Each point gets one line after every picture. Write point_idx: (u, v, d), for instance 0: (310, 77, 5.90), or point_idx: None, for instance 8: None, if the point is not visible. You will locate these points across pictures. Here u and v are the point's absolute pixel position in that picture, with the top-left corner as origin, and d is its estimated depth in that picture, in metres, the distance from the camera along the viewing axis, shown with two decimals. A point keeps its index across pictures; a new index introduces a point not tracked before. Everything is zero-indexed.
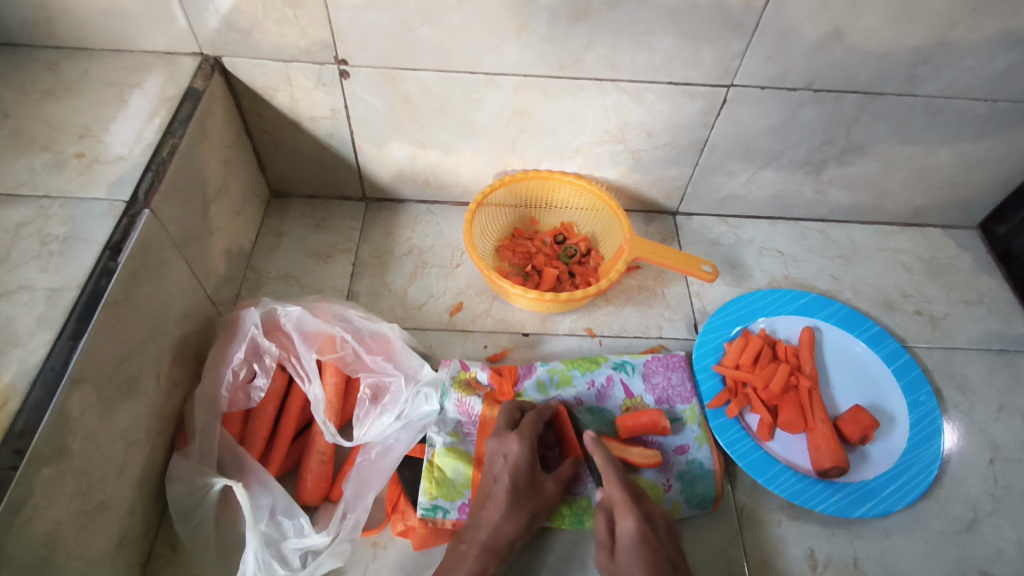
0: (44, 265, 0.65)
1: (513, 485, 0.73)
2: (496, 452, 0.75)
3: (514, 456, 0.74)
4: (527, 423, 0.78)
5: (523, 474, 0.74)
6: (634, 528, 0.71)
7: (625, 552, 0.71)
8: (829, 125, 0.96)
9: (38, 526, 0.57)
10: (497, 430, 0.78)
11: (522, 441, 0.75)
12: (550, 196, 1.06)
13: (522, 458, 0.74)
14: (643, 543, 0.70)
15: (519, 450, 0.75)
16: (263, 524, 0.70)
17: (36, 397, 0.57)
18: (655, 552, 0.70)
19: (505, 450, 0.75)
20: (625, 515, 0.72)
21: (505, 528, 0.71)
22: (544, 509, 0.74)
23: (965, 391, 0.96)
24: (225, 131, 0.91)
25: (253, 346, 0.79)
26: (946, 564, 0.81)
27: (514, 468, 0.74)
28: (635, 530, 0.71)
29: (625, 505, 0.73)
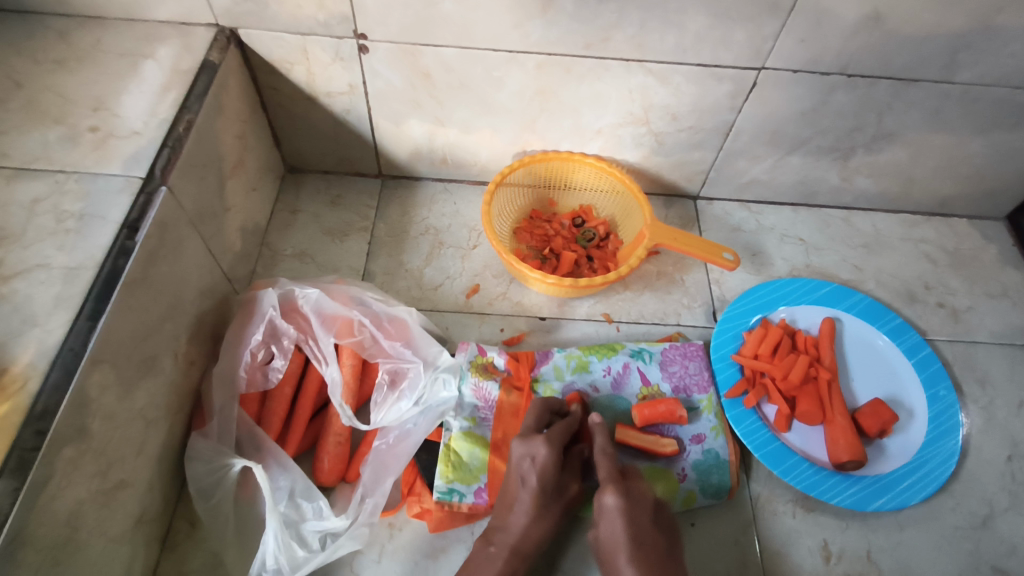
0: (61, 242, 0.64)
1: (543, 490, 0.73)
2: (522, 454, 0.74)
3: (541, 460, 0.73)
4: (557, 427, 0.76)
5: (550, 478, 0.73)
6: (611, 506, 0.71)
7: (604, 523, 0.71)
8: (860, 111, 0.93)
9: (60, 505, 0.57)
10: (524, 431, 0.77)
11: (550, 445, 0.73)
12: (569, 177, 1.04)
13: (549, 462, 0.73)
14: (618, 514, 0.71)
15: (547, 454, 0.73)
16: (282, 505, 0.70)
17: (56, 378, 0.56)
18: (636, 524, 0.70)
19: (531, 453, 0.73)
20: (604, 490, 0.72)
21: (531, 533, 0.72)
22: (564, 510, 0.75)
23: (985, 386, 0.95)
24: (241, 105, 0.89)
25: (271, 328, 0.78)
26: (960, 559, 0.81)
27: (541, 471, 0.73)
28: (610, 504, 0.71)
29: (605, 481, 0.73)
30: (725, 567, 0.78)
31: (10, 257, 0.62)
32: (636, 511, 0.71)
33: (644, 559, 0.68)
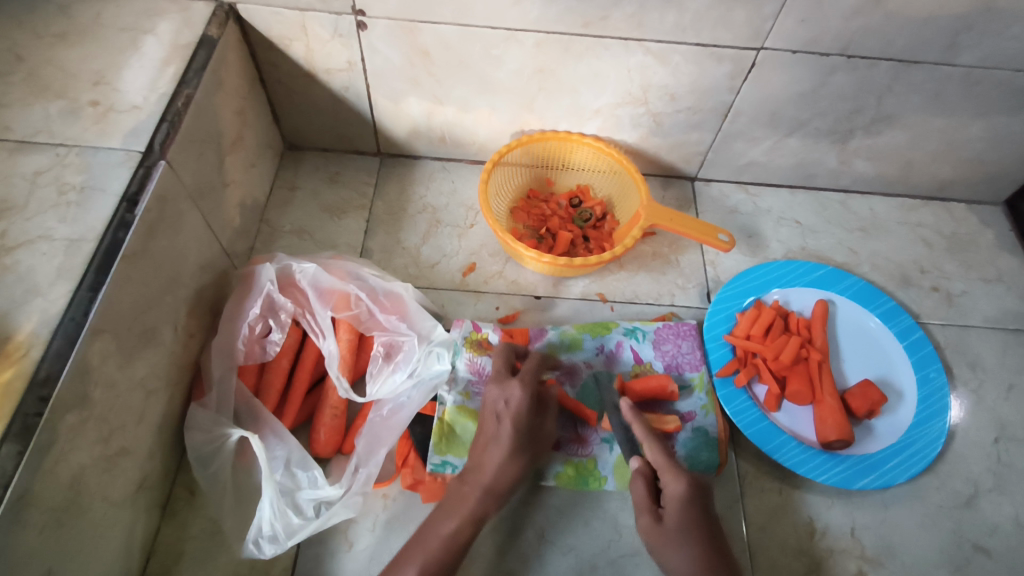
0: (63, 215, 0.65)
1: (515, 429, 0.74)
2: (497, 398, 0.75)
3: (514, 401, 0.75)
4: (527, 370, 0.78)
5: (524, 421, 0.74)
6: (681, 492, 0.70)
7: (671, 513, 0.70)
8: (860, 93, 0.93)
9: (63, 469, 0.58)
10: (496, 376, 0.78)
11: (524, 387, 0.75)
12: (567, 157, 1.04)
13: (522, 403, 0.74)
14: (691, 505, 0.69)
15: (521, 397, 0.75)
16: (278, 474, 0.72)
17: (58, 346, 0.58)
18: (698, 513, 0.69)
19: (506, 396, 0.75)
20: (670, 478, 0.71)
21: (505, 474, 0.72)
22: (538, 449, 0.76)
23: (976, 369, 0.96)
24: (240, 81, 0.89)
25: (269, 301, 0.80)
26: (942, 537, 0.83)
27: (515, 415, 0.74)
28: (685, 494, 0.70)
29: (672, 470, 0.71)
30: None
31: (13, 229, 0.64)
32: (697, 501, 0.70)
33: (705, 550, 0.67)
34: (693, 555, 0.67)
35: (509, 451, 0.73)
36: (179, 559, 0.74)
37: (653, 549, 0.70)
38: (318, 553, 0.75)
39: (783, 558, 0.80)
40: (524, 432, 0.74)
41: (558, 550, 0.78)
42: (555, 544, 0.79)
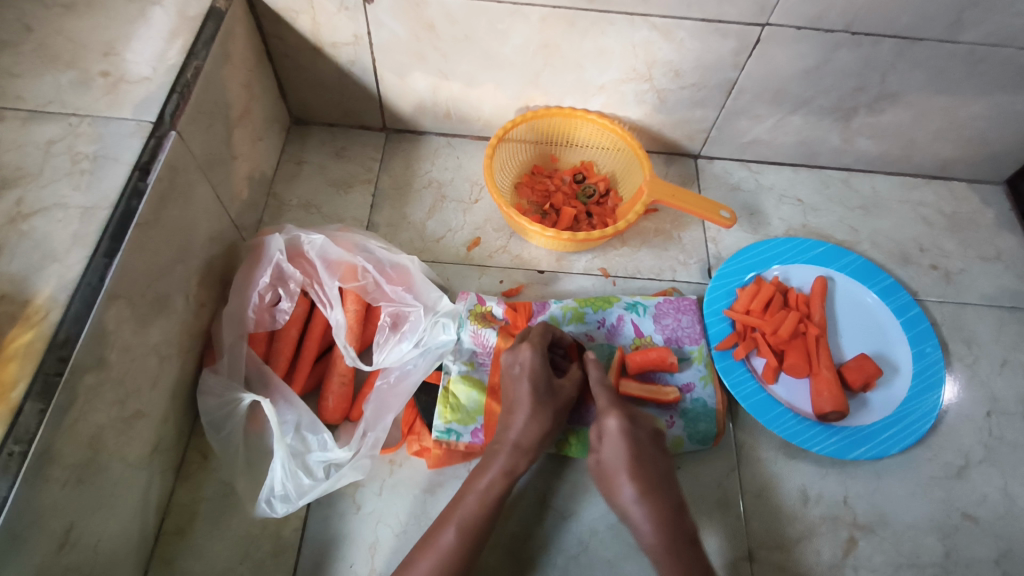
0: (77, 183, 0.66)
1: (535, 389, 0.76)
2: (511, 362, 0.78)
3: (528, 362, 0.77)
4: (534, 334, 0.81)
5: (541, 377, 0.76)
6: (615, 426, 0.75)
7: (607, 447, 0.75)
8: (864, 70, 0.93)
9: (83, 428, 0.61)
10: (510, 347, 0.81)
11: (534, 349, 0.78)
12: (571, 134, 1.05)
13: (536, 364, 0.77)
14: (625, 437, 0.74)
15: (533, 356, 0.77)
16: (289, 437, 0.74)
17: (76, 309, 0.60)
18: (633, 445, 0.74)
19: (519, 359, 0.78)
20: (607, 415, 0.76)
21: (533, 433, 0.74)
22: (563, 409, 0.77)
23: (971, 345, 0.97)
24: (247, 54, 0.90)
25: (278, 272, 0.81)
26: (932, 506, 0.85)
27: (531, 372, 0.76)
28: (620, 428, 0.75)
29: (609, 406, 0.76)
30: (707, 507, 0.82)
31: (28, 196, 0.65)
32: (634, 433, 0.75)
33: (638, 477, 0.72)
34: (628, 481, 0.72)
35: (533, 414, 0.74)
36: (193, 519, 0.76)
37: (599, 482, 0.76)
38: (327, 515, 0.78)
39: (777, 525, 0.82)
40: (545, 391, 0.76)
41: (559, 514, 0.81)
42: (555, 509, 0.81)
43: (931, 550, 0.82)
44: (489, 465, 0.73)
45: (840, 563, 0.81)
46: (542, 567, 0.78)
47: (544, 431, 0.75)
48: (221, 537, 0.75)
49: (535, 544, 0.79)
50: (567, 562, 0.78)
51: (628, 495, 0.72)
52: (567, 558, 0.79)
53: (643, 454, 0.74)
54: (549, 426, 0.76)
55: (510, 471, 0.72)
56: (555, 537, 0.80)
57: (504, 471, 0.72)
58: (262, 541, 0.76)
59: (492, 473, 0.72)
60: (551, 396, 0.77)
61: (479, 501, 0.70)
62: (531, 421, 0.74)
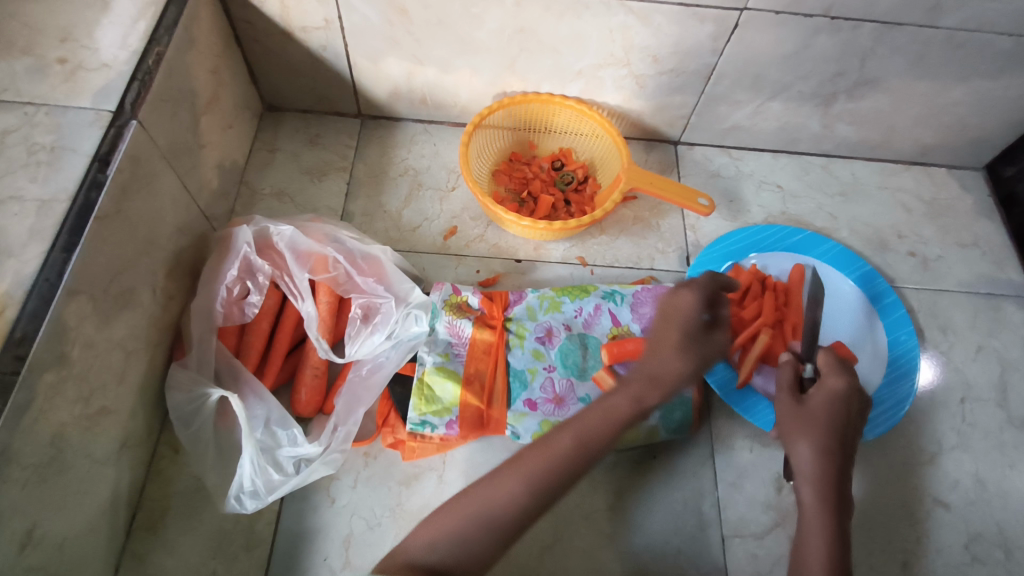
0: (33, 174, 0.64)
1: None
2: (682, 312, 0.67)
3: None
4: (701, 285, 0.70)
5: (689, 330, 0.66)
6: (841, 387, 0.71)
7: (827, 405, 0.70)
8: (843, 56, 0.92)
9: (44, 427, 0.59)
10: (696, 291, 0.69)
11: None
12: (549, 120, 1.04)
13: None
14: (842, 399, 0.70)
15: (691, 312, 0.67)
16: (258, 432, 0.73)
17: (33, 306, 0.58)
18: (840, 410, 0.70)
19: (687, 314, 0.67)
20: (833, 374, 0.71)
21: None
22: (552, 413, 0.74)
23: (946, 332, 0.98)
24: (214, 39, 0.88)
25: (246, 264, 0.80)
26: (905, 492, 0.86)
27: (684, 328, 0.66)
28: (840, 390, 0.70)
29: (834, 365, 0.72)
30: (681, 496, 0.83)
31: None
32: (849, 401, 0.70)
33: (829, 445, 0.68)
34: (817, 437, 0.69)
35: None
36: (165, 515, 0.76)
37: (782, 417, 0.72)
38: (300, 509, 0.77)
39: (752, 512, 0.83)
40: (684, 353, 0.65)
41: None
42: None
43: (902, 536, 0.83)
44: None
45: None
46: (517, 557, 0.78)
47: None
48: (193, 532, 0.75)
49: None
50: (543, 552, 0.79)
51: (808, 452, 0.69)
52: (543, 548, 0.79)
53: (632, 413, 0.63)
54: None
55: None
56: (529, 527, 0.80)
57: None
58: (235, 535, 0.75)
59: None
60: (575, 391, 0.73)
61: None
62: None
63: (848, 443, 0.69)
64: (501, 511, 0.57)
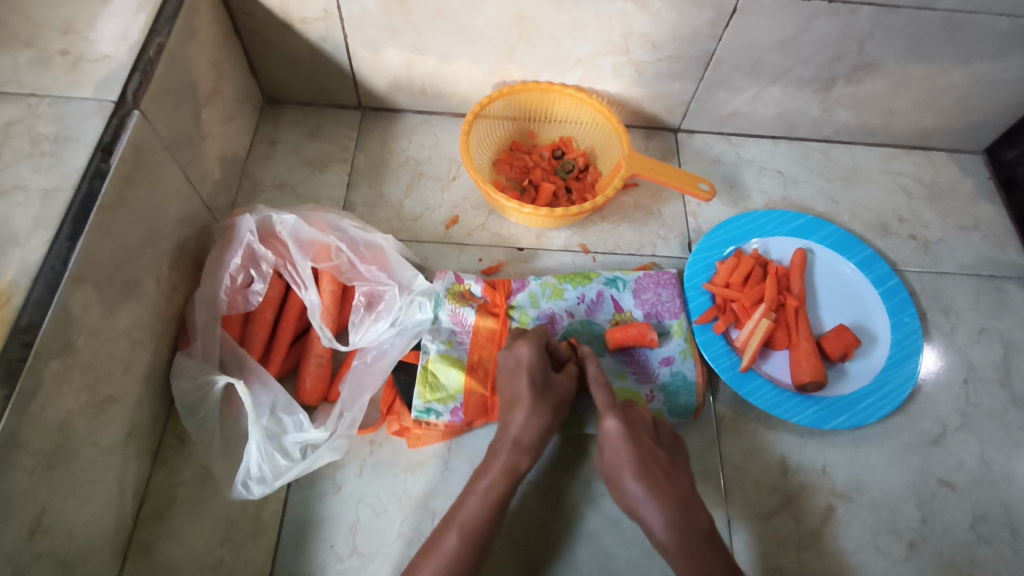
0: (37, 164, 0.64)
1: (529, 384, 0.74)
2: (508, 357, 0.77)
3: (524, 358, 0.76)
4: (534, 331, 0.79)
5: (538, 372, 0.75)
6: (614, 427, 0.73)
7: (610, 451, 0.73)
8: (842, 39, 0.92)
9: (51, 414, 0.60)
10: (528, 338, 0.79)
11: (531, 345, 0.77)
12: (550, 109, 1.04)
13: (533, 359, 0.76)
14: (628, 435, 0.72)
15: (530, 352, 0.76)
16: (264, 419, 0.74)
17: (39, 294, 0.58)
18: (634, 446, 0.72)
19: (516, 354, 0.77)
20: (605, 417, 0.74)
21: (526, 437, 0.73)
22: (559, 400, 0.76)
23: (949, 314, 0.98)
24: (214, 31, 0.88)
25: (249, 253, 0.80)
26: (910, 473, 0.86)
27: (528, 369, 0.75)
28: (619, 429, 0.72)
29: (606, 407, 0.74)
30: None
31: None
32: (633, 436, 0.73)
33: (645, 476, 0.70)
34: (634, 483, 0.70)
35: (528, 405, 0.74)
36: (172, 504, 0.76)
37: (608, 484, 0.74)
38: (307, 496, 0.78)
39: (757, 495, 0.83)
40: (542, 386, 0.75)
41: (540, 490, 0.81)
42: (536, 485, 0.82)
43: (907, 517, 0.83)
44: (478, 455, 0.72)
45: (818, 531, 0.82)
46: (525, 542, 0.78)
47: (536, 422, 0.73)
48: (200, 520, 0.75)
49: (517, 520, 0.79)
50: (549, 536, 0.79)
51: (637, 495, 0.70)
52: (548, 533, 0.79)
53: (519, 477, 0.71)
54: (547, 421, 0.74)
55: (505, 463, 0.71)
56: (536, 512, 0.80)
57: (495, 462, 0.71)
58: (242, 523, 0.75)
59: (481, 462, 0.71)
60: (548, 391, 0.75)
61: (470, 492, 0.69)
62: (529, 415, 0.74)
63: (691, 501, 0.70)
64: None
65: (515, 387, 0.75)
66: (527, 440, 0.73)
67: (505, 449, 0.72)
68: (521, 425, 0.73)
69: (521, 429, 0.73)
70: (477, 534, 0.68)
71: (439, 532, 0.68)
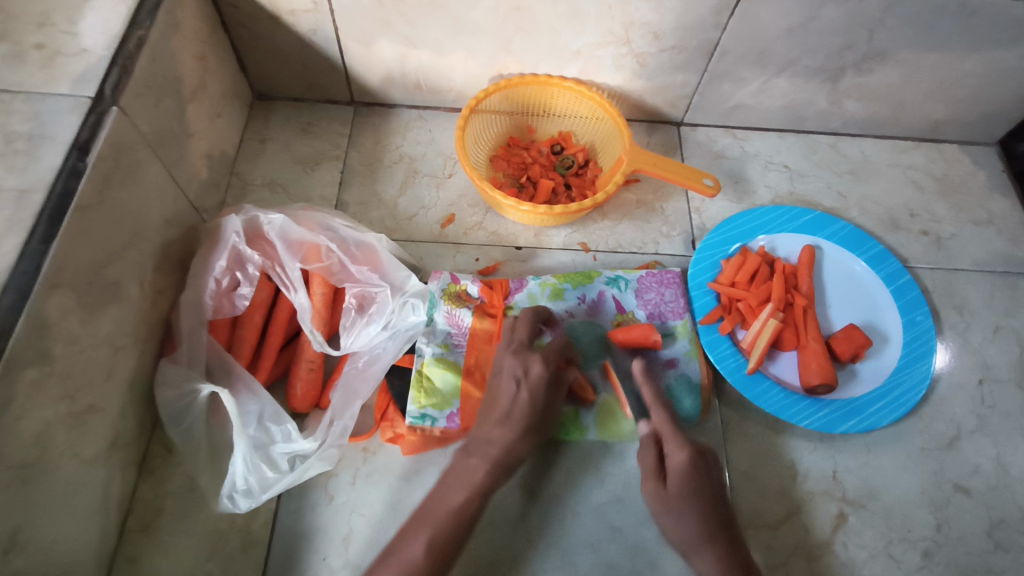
0: (10, 164, 0.62)
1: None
2: (510, 372, 0.75)
3: (534, 374, 0.75)
4: (522, 320, 0.79)
5: (540, 391, 0.75)
6: (684, 460, 0.73)
7: (675, 485, 0.73)
8: (851, 27, 0.89)
9: (26, 426, 0.57)
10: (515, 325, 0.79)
11: (543, 363, 0.76)
12: (548, 103, 1.00)
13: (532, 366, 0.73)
14: (696, 471, 0.73)
15: (541, 370, 0.75)
16: (251, 429, 0.71)
17: (11, 300, 0.56)
18: (700, 482, 0.72)
19: (523, 368, 0.75)
20: (676, 449, 0.74)
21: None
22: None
23: (963, 312, 0.95)
24: (200, 24, 0.85)
25: (236, 254, 0.77)
26: (924, 478, 0.83)
27: (532, 388, 0.75)
28: (687, 461, 0.73)
29: (677, 438, 0.75)
30: None
31: None
32: (700, 470, 0.73)
33: (708, 518, 0.71)
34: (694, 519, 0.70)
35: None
36: (158, 516, 0.73)
37: (657, 513, 0.73)
38: (298, 507, 0.75)
39: (765, 502, 0.80)
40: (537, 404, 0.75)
41: (539, 498, 0.78)
42: (535, 493, 0.79)
43: (921, 524, 0.80)
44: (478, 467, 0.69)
45: (829, 540, 0.79)
46: (523, 552, 0.75)
47: None
48: (187, 533, 0.72)
49: (516, 530, 0.76)
50: (549, 547, 0.76)
51: (694, 530, 0.70)
52: (549, 543, 0.76)
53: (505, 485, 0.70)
54: None
55: None
56: (534, 520, 0.77)
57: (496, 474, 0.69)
58: (231, 536, 0.73)
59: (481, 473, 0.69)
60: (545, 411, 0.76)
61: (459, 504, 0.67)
62: None
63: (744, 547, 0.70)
64: None
65: (512, 395, 0.73)
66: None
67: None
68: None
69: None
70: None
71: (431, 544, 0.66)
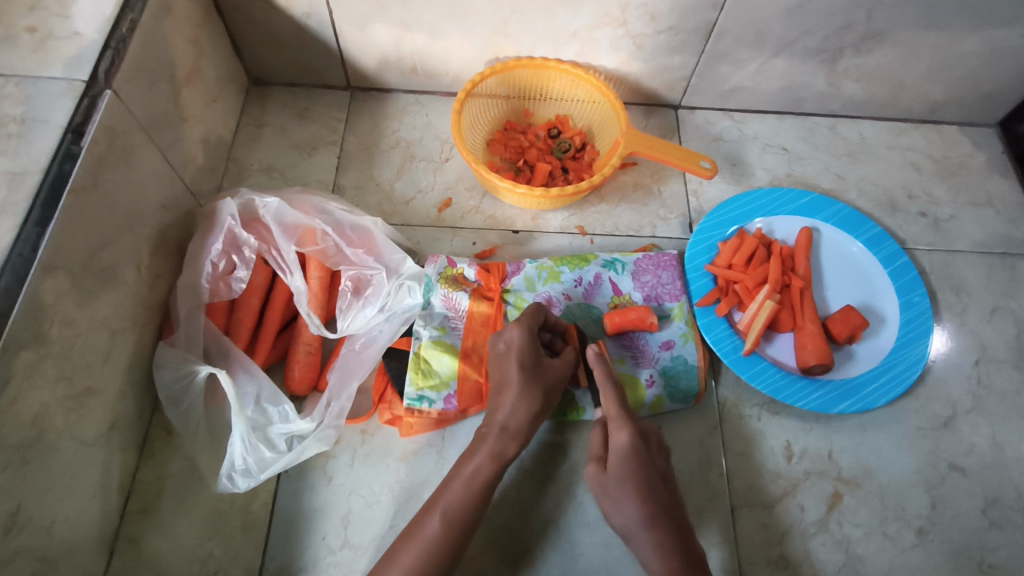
0: (4, 147, 0.62)
1: (523, 370, 0.71)
2: (498, 338, 0.74)
3: (514, 344, 0.73)
4: (527, 312, 0.75)
5: (529, 355, 0.72)
6: (626, 443, 0.70)
7: (616, 465, 0.69)
8: (849, 7, 0.88)
9: (23, 407, 0.57)
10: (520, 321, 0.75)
11: (522, 328, 0.73)
12: (545, 86, 1.00)
13: (523, 342, 0.72)
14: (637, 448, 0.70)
15: (520, 335, 0.73)
16: (249, 410, 0.72)
17: (7, 283, 0.56)
18: (641, 466, 0.69)
19: (505, 337, 0.74)
20: (618, 430, 0.70)
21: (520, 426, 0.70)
22: (554, 386, 0.73)
23: (961, 294, 0.94)
24: (193, 8, 0.84)
25: (231, 238, 0.77)
26: (919, 458, 0.83)
27: (517, 353, 0.72)
28: (630, 444, 0.69)
29: (620, 419, 0.71)
30: (688, 466, 0.80)
31: None
32: (641, 454, 0.70)
33: (649, 500, 0.67)
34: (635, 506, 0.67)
35: (521, 393, 0.71)
36: (159, 497, 0.74)
37: (598, 496, 0.70)
38: (297, 487, 0.76)
39: (760, 481, 0.80)
40: (533, 371, 0.72)
41: (536, 478, 0.79)
42: (532, 473, 0.79)
43: (916, 503, 0.81)
44: (476, 449, 0.69)
45: (824, 518, 0.79)
46: (521, 532, 0.76)
47: (530, 411, 0.71)
48: (188, 513, 0.73)
49: (512, 509, 0.77)
50: (546, 526, 0.77)
51: (634, 518, 0.67)
52: (545, 522, 0.77)
53: (496, 466, 0.69)
54: (537, 408, 0.71)
55: (497, 453, 0.69)
56: (532, 500, 0.78)
57: (491, 453, 0.69)
58: (231, 516, 0.74)
59: (481, 454, 0.69)
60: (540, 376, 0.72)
61: (472, 487, 0.67)
62: (523, 403, 0.71)
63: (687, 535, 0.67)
64: (423, 567, 0.62)
65: (502, 376, 0.72)
66: (514, 425, 0.70)
67: (493, 436, 0.70)
68: (509, 411, 0.70)
69: (510, 414, 0.70)
70: (464, 521, 0.65)
71: (425, 518, 0.66)
